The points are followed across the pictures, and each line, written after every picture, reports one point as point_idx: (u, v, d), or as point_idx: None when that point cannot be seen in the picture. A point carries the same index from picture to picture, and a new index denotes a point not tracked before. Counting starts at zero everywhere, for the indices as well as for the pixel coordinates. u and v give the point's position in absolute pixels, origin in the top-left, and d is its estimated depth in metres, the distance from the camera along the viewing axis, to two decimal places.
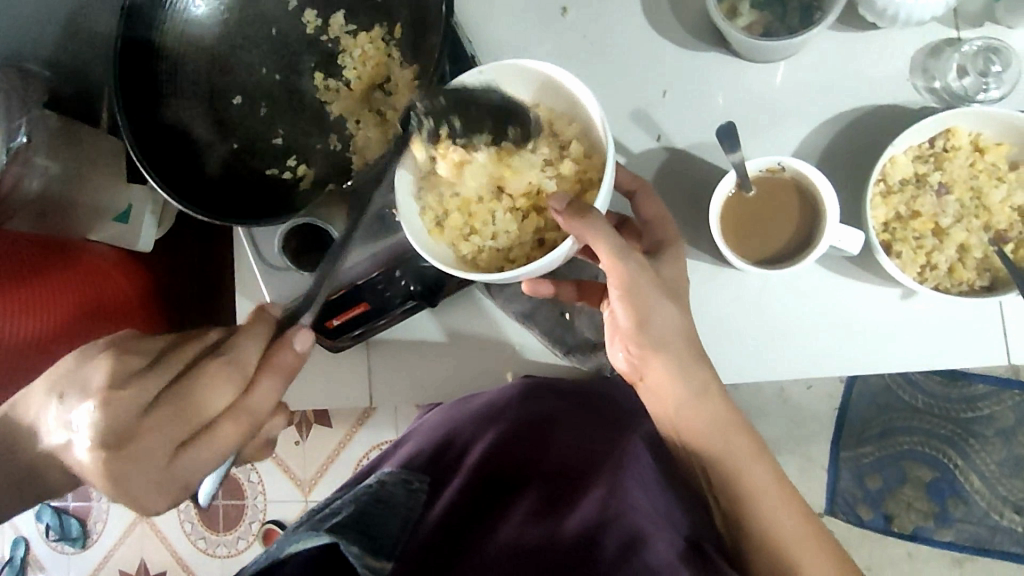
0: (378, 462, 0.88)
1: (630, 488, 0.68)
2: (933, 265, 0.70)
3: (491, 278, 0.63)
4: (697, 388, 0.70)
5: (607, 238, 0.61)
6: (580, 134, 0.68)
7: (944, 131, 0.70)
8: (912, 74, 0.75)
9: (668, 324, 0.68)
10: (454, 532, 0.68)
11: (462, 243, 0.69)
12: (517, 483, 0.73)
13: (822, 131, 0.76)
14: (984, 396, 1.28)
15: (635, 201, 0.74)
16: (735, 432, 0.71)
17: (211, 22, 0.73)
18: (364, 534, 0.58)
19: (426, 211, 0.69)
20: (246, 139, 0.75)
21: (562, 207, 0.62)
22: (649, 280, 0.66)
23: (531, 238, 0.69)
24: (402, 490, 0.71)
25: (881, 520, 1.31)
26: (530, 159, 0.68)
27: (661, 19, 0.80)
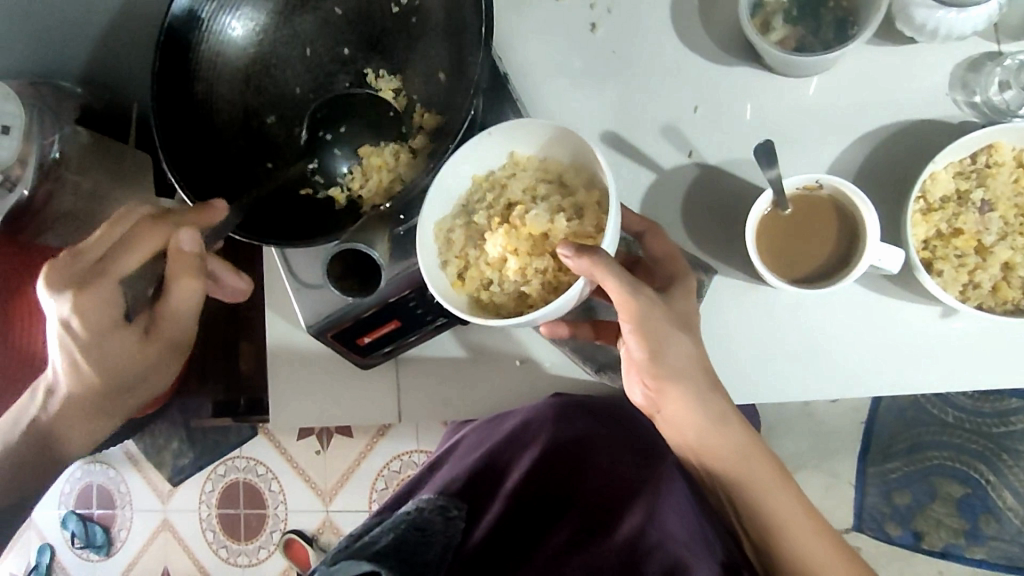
0: (410, 485, 0.87)
1: (665, 515, 0.67)
2: (976, 283, 0.68)
3: (507, 323, 0.64)
4: (714, 416, 0.68)
5: (617, 278, 0.61)
6: (588, 183, 0.69)
7: (987, 147, 0.68)
8: (950, 87, 0.74)
9: (683, 353, 0.67)
10: (497, 555, 0.71)
11: (482, 292, 0.70)
12: (554, 512, 0.74)
13: (855, 146, 0.75)
14: (1017, 411, 1.25)
15: (644, 242, 0.74)
16: (759, 457, 0.70)
17: (246, 42, 0.74)
18: (404, 562, 0.60)
19: (448, 264, 0.70)
20: (280, 159, 0.76)
21: (570, 250, 0.60)
22: (663, 312, 0.65)
23: (545, 283, 0.68)
24: (438, 519, 0.72)
25: (910, 537, 1.28)
26: (540, 208, 0.68)
27: (692, 34, 0.79)
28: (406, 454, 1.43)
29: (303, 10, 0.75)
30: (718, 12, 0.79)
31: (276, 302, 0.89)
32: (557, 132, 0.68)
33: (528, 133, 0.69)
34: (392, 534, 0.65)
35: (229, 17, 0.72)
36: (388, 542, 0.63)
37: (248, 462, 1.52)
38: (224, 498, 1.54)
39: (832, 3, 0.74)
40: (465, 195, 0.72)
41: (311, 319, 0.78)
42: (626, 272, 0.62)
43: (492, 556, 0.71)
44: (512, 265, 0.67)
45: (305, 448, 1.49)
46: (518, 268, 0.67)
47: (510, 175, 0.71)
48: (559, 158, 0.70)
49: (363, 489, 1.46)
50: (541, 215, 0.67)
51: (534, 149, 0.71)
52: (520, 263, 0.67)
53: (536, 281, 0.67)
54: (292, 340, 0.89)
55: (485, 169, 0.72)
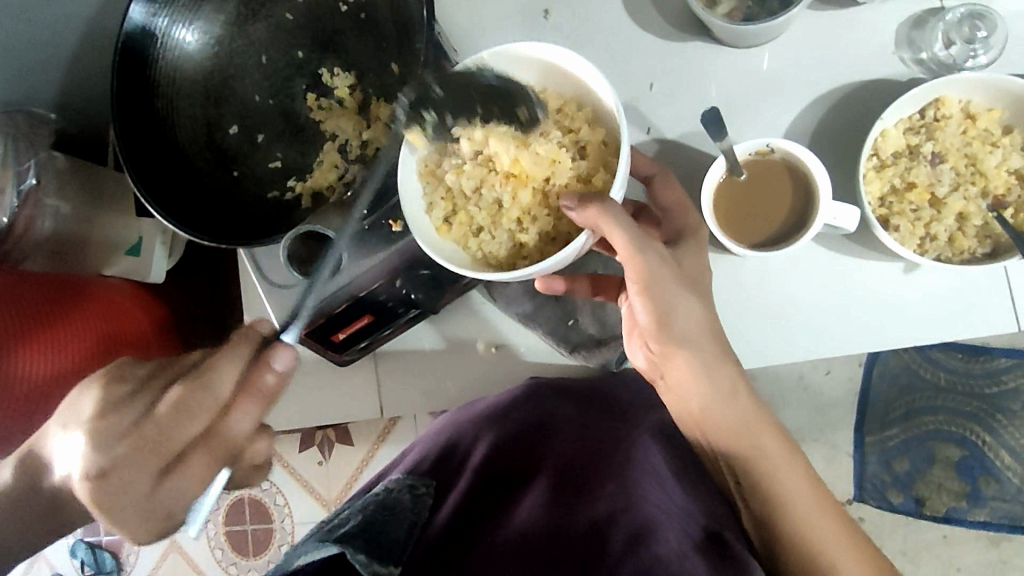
0: (382, 473, 0.88)
1: (642, 484, 0.67)
2: (933, 236, 0.69)
3: (504, 276, 0.63)
4: (725, 388, 0.70)
5: (624, 231, 0.61)
6: (590, 120, 0.69)
7: (934, 101, 0.69)
8: (897, 46, 0.75)
9: (691, 319, 0.68)
10: (464, 528, 0.66)
11: (470, 241, 0.69)
12: (517, 481, 0.72)
13: (812, 112, 0.76)
14: (1007, 369, 1.25)
15: (651, 187, 0.72)
16: (743, 412, 0.71)
17: (202, 54, 0.75)
18: (374, 541, 0.58)
19: (433, 207, 0.69)
20: (246, 167, 0.76)
21: (574, 202, 0.62)
22: (671, 273, 0.65)
23: (542, 234, 0.68)
24: (408, 498, 0.70)
25: (912, 504, 1.29)
26: (541, 152, 0.67)
27: (643, 13, 0.80)
28: None
29: (254, 20, 0.76)
30: None
31: (256, 309, 0.89)
32: (554, 67, 0.67)
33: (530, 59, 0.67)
34: (362, 514, 0.65)
35: (181, 31, 0.73)
36: (358, 524, 0.61)
37: None
38: (230, 514, 1.55)
39: None
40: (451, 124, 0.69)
41: (282, 319, 0.78)
42: (636, 227, 0.62)
43: (456, 535, 0.65)
44: (511, 210, 0.68)
45: (306, 459, 1.50)
46: (516, 217, 0.68)
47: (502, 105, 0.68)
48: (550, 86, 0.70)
49: None
50: (543, 158, 0.67)
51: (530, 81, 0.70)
52: (519, 210, 0.68)
53: (533, 231, 0.68)
54: None
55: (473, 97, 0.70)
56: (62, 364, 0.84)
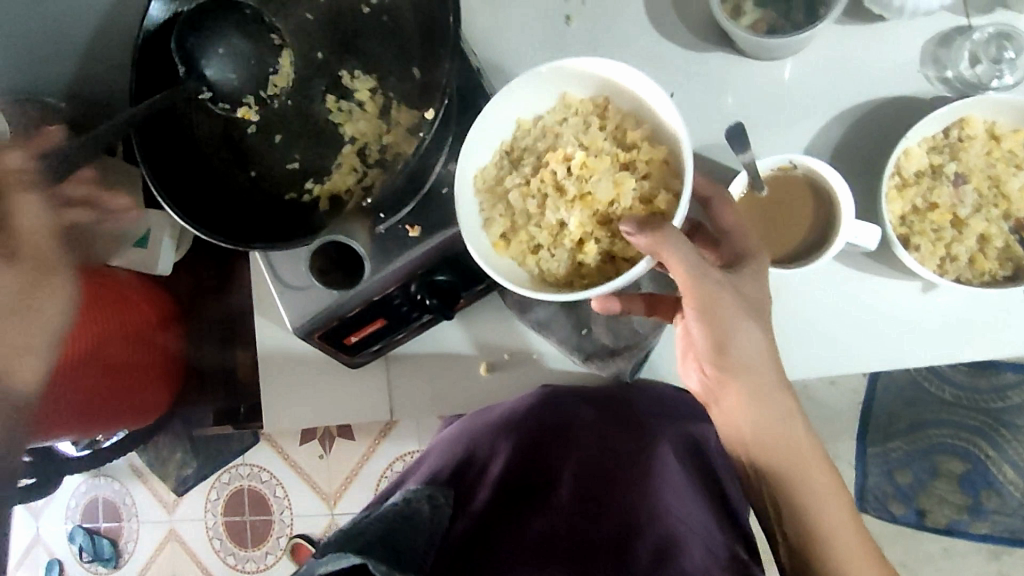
0: (397, 479, 0.88)
1: (664, 498, 0.73)
2: (953, 256, 0.68)
3: (555, 296, 0.64)
4: (783, 412, 0.69)
5: (684, 261, 0.60)
6: (648, 138, 0.69)
7: (959, 121, 0.69)
8: (922, 63, 0.74)
9: (749, 342, 0.65)
10: (487, 527, 0.74)
11: (528, 258, 0.70)
12: (538, 495, 0.77)
13: (832, 126, 0.76)
14: (1013, 385, 1.25)
15: (711, 209, 0.69)
16: (796, 440, 0.70)
17: None
18: (394, 550, 0.59)
19: (494, 224, 0.71)
20: (263, 166, 0.76)
21: (635, 229, 0.61)
22: (733, 298, 0.64)
23: (602, 253, 0.68)
24: (426, 507, 0.71)
25: (912, 515, 1.29)
26: (603, 177, 0.67)
27: (666, 21, 0.80)
28: (408, 454, 1.44)
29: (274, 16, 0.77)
30: None
31: (267, 308, 0.89)
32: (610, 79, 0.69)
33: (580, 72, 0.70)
34: (379, 522, 0.65)
35: None
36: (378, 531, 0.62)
37: (252, 469, 1.53)
38: (229, 506, 1.55)
39: None
40: (508, 141, 0.73)
41: (296, 321, 0.78)
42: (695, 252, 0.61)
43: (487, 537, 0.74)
44: (573, 232, 0.68)
45: (307, 453, 1.50)
46: (577, 237, 0.68)
47: (562, 124, 0.71)
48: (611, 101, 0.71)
49: (367, 490, 1.47)
50: (605, 183, 0.67)
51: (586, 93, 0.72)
52: (580, 231, 0.68)
53: (593, 252, 0.67)
54: (284, 344, 0.89)
55: (533, 115, 0.73)
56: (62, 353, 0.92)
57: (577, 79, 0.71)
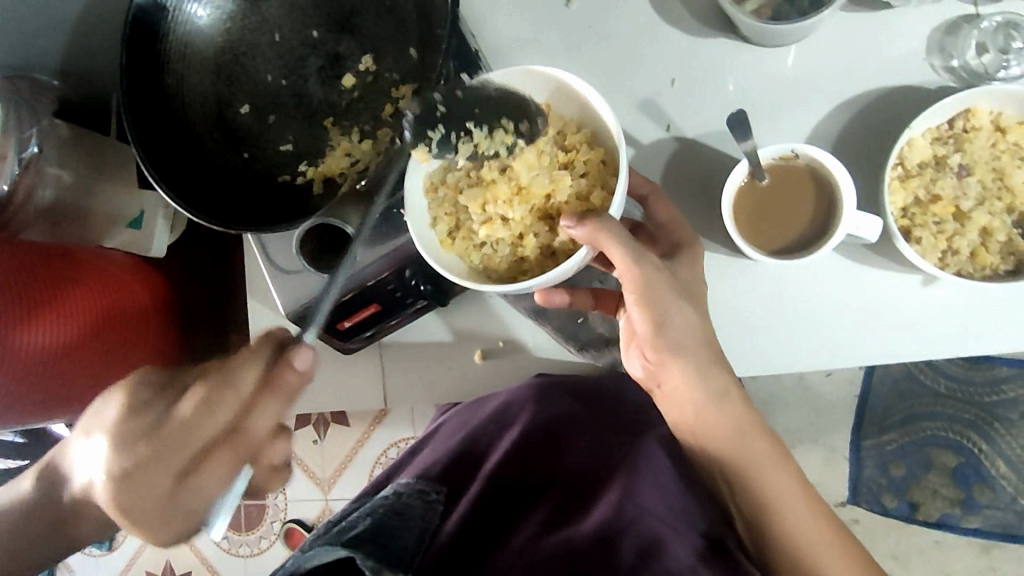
0: (393, 466, 0.90)
1: (642, 490, 0.70)
2: (955, 250, 0.67)
3: (508, 288, 0.65)
4: (716, 392, 0.69)
5: (620, 244, 0.62)
6: (588, 140, 0.71)
7: (964, 111, 0.67)
8: (928, 52, 0.73)
9: (685, 323, 0.67)
10: (476, 533, 0.74)
11: (472, 254, 0.71)
12: (530, 491, 0.77)
13: (835, 115, 0.74)
14: (1008, 379, 1.26)
15: (648, 205, 0.74)
16: (756, 433, 0.70)
17: (215, 31, 0.72)
18: (385, 545, 0.63)
19: (439, 221, 0.72)
20: (257, 149, 0.74)
21: (573, 222, 0.63)
22: (666, 280, 0.66)
23: (541, 246, 0.70)
24: (418, 503, 0.75)
25: (905, 508, 1.29)
26: (536, 172, 0.70)
27: (668, 6, 0.78)
28: (403, 440, 1.43)
29: None
30: None
31: (261, 292, 0.88)
32: (562, 85, 0.69)
33: (533, 78, 0.69)
34: (371, 518, 0.69)
35: (193, 6, 0.70)
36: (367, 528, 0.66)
37: None
38: None
39: None
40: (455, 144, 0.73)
41: (291, 306, 0.77)
42: (631, 237, 0.64)
43: (472, 539, 0.73)
44: (512, 227, 0.70)
45: (300, 437, 1.50)
46: (516, 232, 0.70)
47: (508, 125, 0.72)
48: (553, 104, 0.72)
49: (361, 475, 1.47)
50: (542, 178, 0.70)
51: (535, 98, 0.72)
52: (520, 226, 0.70)
53: (533, 245, 0.70)
54: (278, 329, 0.89)
55: None
56: (61, 337, 0.83)
57: (524, 82, 0.70)
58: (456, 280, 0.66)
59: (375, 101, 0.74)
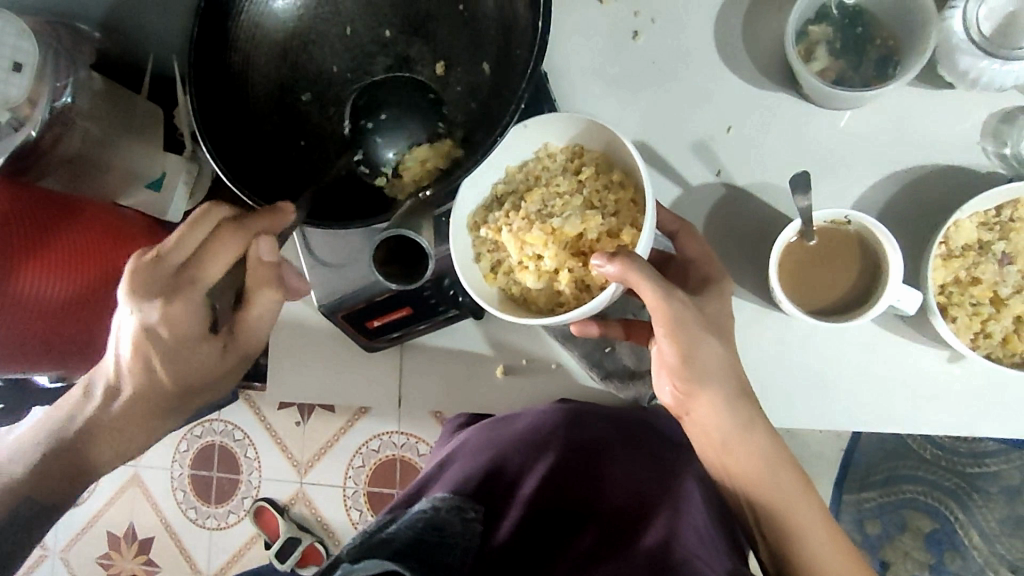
0: (417, 484, 0.85)
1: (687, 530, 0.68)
2: (988, 333, 0.69)
3: (540, 322, 0.67)
4: (741, 421, 0.71)
5: (651, 283, 0.63)
6: (620, 180, 0.72)
7: (1013, 201, 0.69)
8: (981, 137, 0.74)
9: (714, 358, 0.69)
10: (522, 554, 0.73)
11: (512, 287, 0.72)
12: (574, 519, 0.74)
13: (882, 183, 0.76)
14: (993, 453, 1.29)
15: (677, 242, 0.75)
16: (786, 465, 0.72)
17: (288, 19, 0.72)
18: (424, 563, 0.59)
19: (481, 258, 0.73)
20: (313, 138, 0.75)
21: (603, 259, 0.63)
22: (694, 314, 0.67)
23: (576, 281, 0.70)
24: (458, 521, 0.71)
25: (876, 565, 1.32)
26: (569, 212, 0.70)
27: (735, 53, 0.79)
28: (386, 434, 1.43)
29: None
30: (759, 32, 0.79)
31: (286, 275, 0.88)
32: (589, 125, 0.71)
33: (562, 122, 0.72)
34: (409, 532, 0.65)
35: None
36: (406, 542, 0.62)
37: (226, 426, 1.51)
38: (198, 461, 1.53)
39: (879, 41, 0.74)
40: (498, 185, 0.75)
41: (324, 298, 0.77)
42: (660, 276, 0.64)
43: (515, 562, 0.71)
44: (547, 264, 0.70)
45: (285, 418, 1.49)
46: (552, 268, 0.70)
47: (543, 168, 0.74)
48: (586, 147, 0.73)
49: (340, 465, 1.46)
50: (574, 217, 0.70)
51: (566, 141, 0.73)
52: (555, 263, 0.70)
53: (568, 280, 0.70)
54: (297, 314, 0.89)
55: (517, 161, 0.74)
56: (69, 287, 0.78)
57: (557, 126, 0.73)
58: (501, 314, 0.68)
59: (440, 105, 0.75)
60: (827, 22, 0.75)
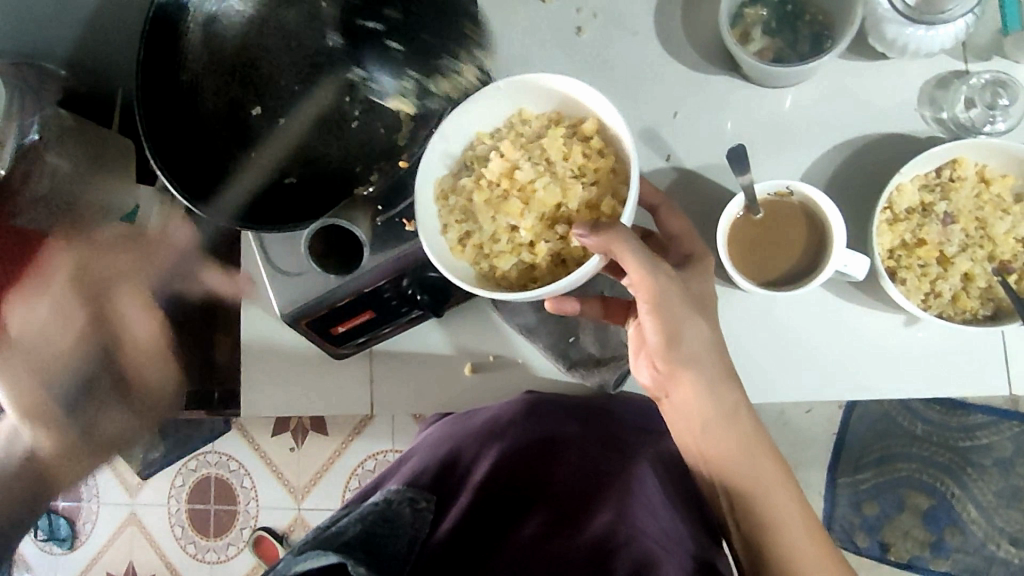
0: (375, 484, 0.88)
1: (637, 513, 0.69)
2: (937, 293, 0.70)
3: (516, 295, 0.65)
4: (727, 407, 0.71)
5: (634, 252, 0.63)
6: (599, 148, 0.70)
7: (951, 161, 0.70)
8: (919, 103, 0.76)
9: (699, 340, 0.69)
10: (465, 550, 0.70)
11: (482, 260, 0.71)
12: (523, 503, 0.74)
13: (831, 155, 0.77)
14: (981, 425, 1.28)
15: (659, 216, 0.75)
16: (759, 449, 0.72)
17: (232, 33, 0.75)
18: (371, 554, 0.61)
19: (449, 229, 0.72)
20: (263, 149, 0.76)
21: (586, 230, 0.64)
22: (680, 295, 0.67)
23: (551, 254, 0.70)
24: (408, 510, 0.72)
25: (876, 548, 1.32)
26: (548, 177, 0.70)
27: (676, 41, 0.81)
28: (381, 453, 1.41)
29: (288, 3, 0.76)
30: (698, 18, 0.81)
31: (256, 293, 0.89)
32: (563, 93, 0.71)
33: (537, 89, 0.72)
34: (360, 523, 0.67)
35: (213, 7, 0.73)
36: (358, 533, 0.64)
37: (220, 456, 1.51)
38: (194, 494, 1.53)
39: (809, 16, 0.76)
40: (469, 152, 0.74)
41: (283, 306, 0.77)
42: (645, 249, 0.64)
43: (461, 548, 0.71)
44: (523, 236, 0.70)
45: (277, 444, 1.48)
46: (528, 240, 0.70)
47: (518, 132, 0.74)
48: (563, 114, 0.73)
49: (335, 487, 1.45)
50: (553, 185, 0.70)
51: (541, 108, 0.74)
52: (531, 235, 0.70)
53: (543, 252, 0.70)
54: (270, 330, 0.89)
55: (490, 129, 0.74)
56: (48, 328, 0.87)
57: (532, 93, 0.73)
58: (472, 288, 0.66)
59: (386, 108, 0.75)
60: (761, 4, 0.77)
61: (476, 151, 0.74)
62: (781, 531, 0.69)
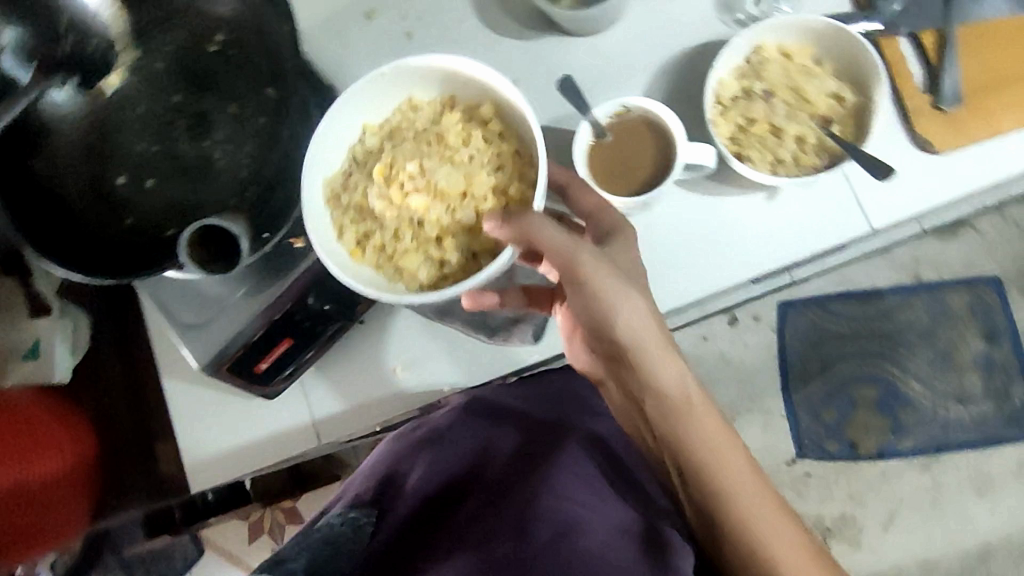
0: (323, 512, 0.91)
1: (560, 481, 0.77)
2: (782, 160, 0.77)
3: (424, 296, 0.67)
4: (676, 379, 0.72)
5: (551, 233, 0.67)
6: (500, 135, 0.76)
7: (754, 48, 0.79)
8: (717, 12, 0.85)
9: (636, 315, 0.70)
10: (407, 545, 0.79)
11: (383, 259, 0.74)
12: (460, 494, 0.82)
13: (659, 77, 0.85)
14: (897, 306, 1.43)
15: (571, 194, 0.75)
16: (702, 411, 0.72)
17: (78, 114, 0.75)
18: None
19: (346, 233, 0.74)
20: (140, 215, 0.76)
21: (498, 221, 0.67)
22: (608, 270, 0.70)
23: (462, 248, 0.74)
24: (350, 529, 0.79)
25: (847, 448, 1.44)
26: (447, 168, 0.75)
27: (497, 21, 0.88)
28: None
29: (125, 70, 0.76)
30: None
31: (181, 370, 0.88)
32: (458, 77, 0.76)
33: (429, 75, 0.77)
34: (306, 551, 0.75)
35: (50, 88, 0.73)
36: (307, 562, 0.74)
37: None
38: None
39: None
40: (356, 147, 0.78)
41: (202, 357, 0.78)
42: (563, 231, 0.68)
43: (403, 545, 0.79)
44: (430, 231, 0.74)
45: None
46: (435, 235, 0.74)
47: (411, 120, 0.78)
48: (456, 97, 0.79)
49: None
50: (457, 175, 0.75)
51: (429, 94, 0.79)
52: (438, 230, 0.74)
53: (452, 246, 0.74)
54: (204, 403, 0.88)
55: (374, 120, 0.79)
56: None
57: (419, 81, 0.78)
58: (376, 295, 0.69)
59: (250, 132, 0.76)
60: None
61: (364, 144, 0.77)
62: (729, 487, 0.70)
